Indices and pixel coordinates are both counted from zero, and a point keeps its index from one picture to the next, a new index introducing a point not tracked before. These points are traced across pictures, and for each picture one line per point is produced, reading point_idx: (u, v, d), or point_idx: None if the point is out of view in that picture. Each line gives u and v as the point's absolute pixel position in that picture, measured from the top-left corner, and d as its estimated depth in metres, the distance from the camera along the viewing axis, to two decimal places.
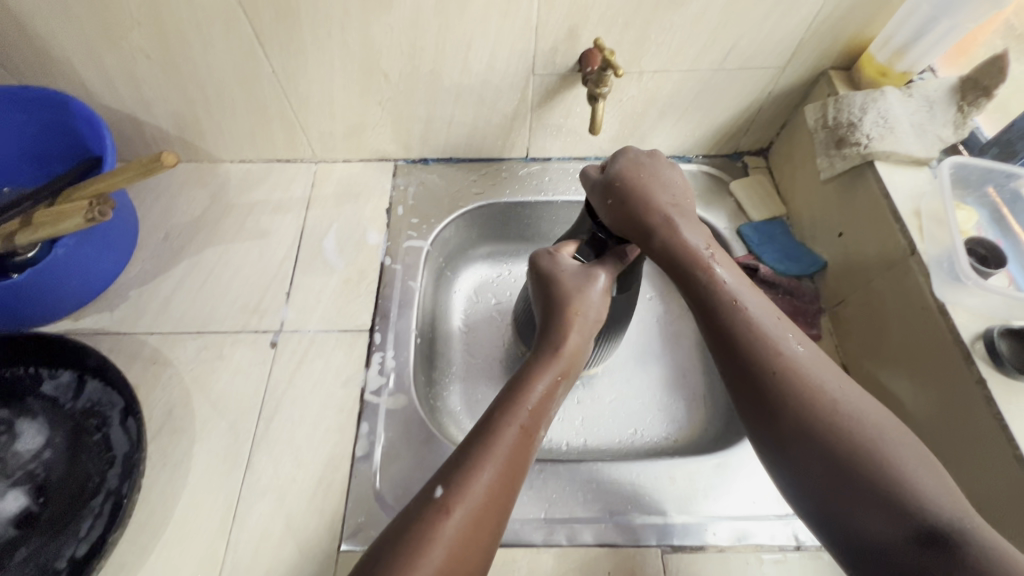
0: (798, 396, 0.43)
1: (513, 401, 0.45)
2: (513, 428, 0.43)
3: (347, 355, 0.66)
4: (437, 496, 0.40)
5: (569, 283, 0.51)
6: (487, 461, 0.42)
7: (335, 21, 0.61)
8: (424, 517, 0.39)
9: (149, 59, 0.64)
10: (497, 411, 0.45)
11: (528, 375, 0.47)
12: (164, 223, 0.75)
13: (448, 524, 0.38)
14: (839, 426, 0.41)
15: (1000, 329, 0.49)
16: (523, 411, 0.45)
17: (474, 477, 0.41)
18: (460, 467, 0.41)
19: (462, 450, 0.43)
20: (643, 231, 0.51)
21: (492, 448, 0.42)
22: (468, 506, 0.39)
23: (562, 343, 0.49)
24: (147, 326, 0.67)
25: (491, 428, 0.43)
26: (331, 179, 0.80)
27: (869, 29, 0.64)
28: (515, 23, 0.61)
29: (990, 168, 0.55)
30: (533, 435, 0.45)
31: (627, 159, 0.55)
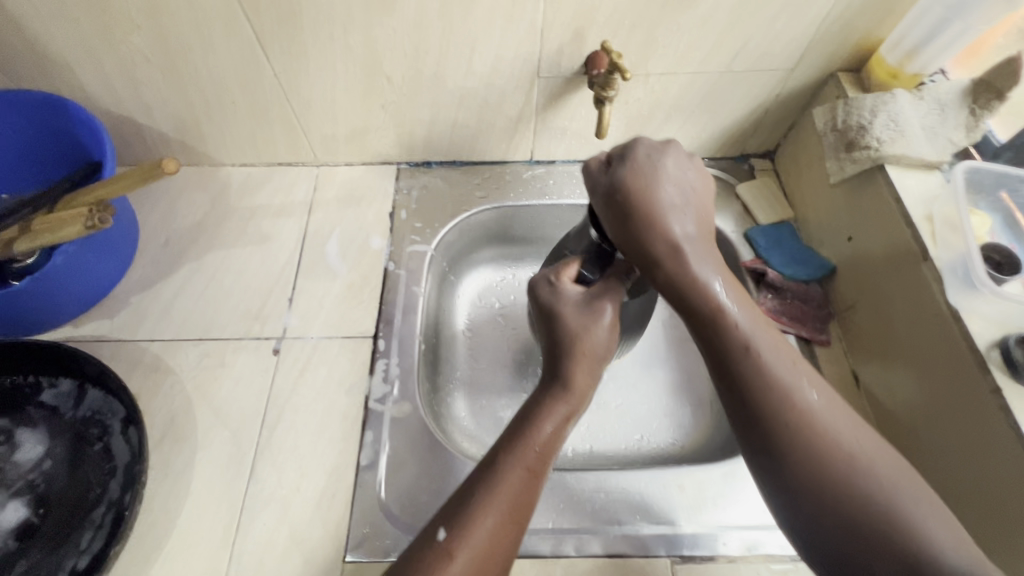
0: (809, 452, 0.42)
1: (517, 443, 0.45)
2: (517, 473, 0.43)
3: (350, 362, 0.65)
4: (439, 540, 0.40)
5: (574, 315, 0.50)
6: (489, 506, 0.41)
7: (338, 24, 0.60)
8: (426, 562, 0.39)
9: (149, 63, 0.63)
10: (500, 453, 0.44)
11: (535, 413, 0.47)
12: (164, 228, 0.74)
13: (449, 570, 0.38)
14: (850, 479, 0.41)
15: (1015, 337, 0.48)
16: (529, 454, 0.44)
17: (478, 523, 0.40)
18: (463, 510, 0.41)
19: (465, 492, 0.43)
20: (649, 258, 0.49)
21: (492, 494, 0.42)
22: (470, 555, 0.39)
23: (571, 382, 0.48)
24: (147, 333, 0.66)
25: (495, 472, 0.43)
26: (334, 183, 0.79)
27: (880, 30, 0.63)
28: (520, 25, 0.61)
29: (1004, 172, 0.54)
30: (538, 478, 0.44)
31: (637, 163, 0.50)
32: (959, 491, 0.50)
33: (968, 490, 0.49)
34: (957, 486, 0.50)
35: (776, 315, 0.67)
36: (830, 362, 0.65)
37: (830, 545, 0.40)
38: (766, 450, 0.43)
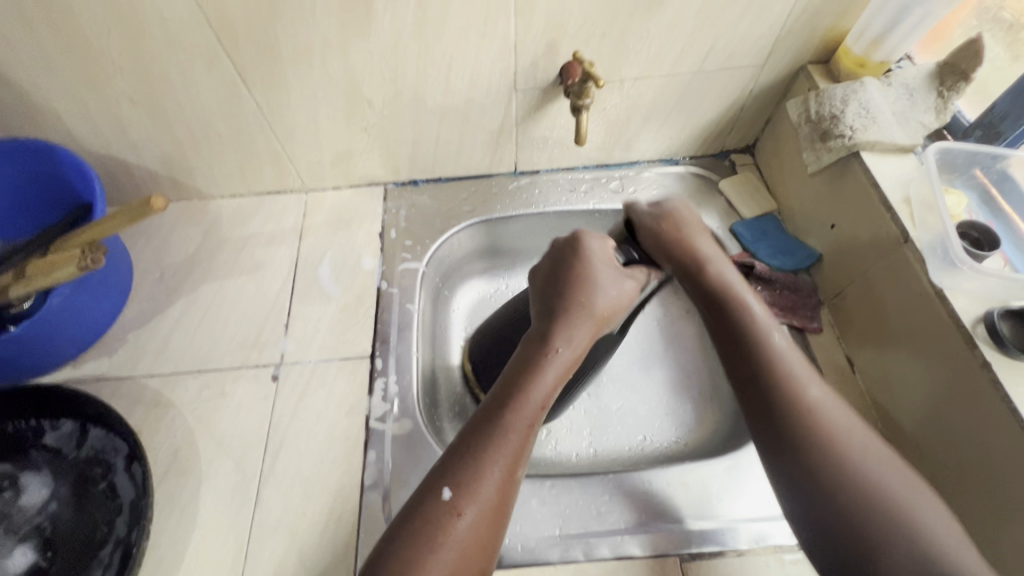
0: (814, 429, 0.46)
1: (518, 397, 0.46)
2: (522, 424, 0.45)
3: (349, 384, 0.65)
4: (446, 498, 0.42)
5: (586, 276, 0.54)
6: (494, 460, 0.43)
7: (317, 54, 0.61)
8: (434, 515, 0.41)
9: (135, 103, 0.64)
10: (502, 409, 0.45)
11: (533, 367, 0.48)
12: (158, 263, 0.75)
13: (454, 519, 0.41)
14: (829, 445, 0.45)
15: (999, 311, 0.48)
16: (531, 403, 0.46)
17: (484, 472, 0.43)
18: (468, 467, 0.43)
19: (466, 446, 0.44)
20: (691, 264, 0.58)
21: (498, 442, 0.44)
22: (475, 506, 0.41)
23: (569, 339, 0.50)
24: (146, 369, 0.66)
25: (499, 422, 0.45)
26: (323, 208, 0.80)
27: (844, 21, 0.64)
28: (493, 43, 0.62)
29: (974, 151, 0.54)
30: (534, 431, 0.46)
31: (681, 203, 0.64)
32: (963, 469, 0.50)
33: (968, 467, 0.49)
34: (955, 465, 0.51)
35: (768, 305, 0.67)
36: (824, 349, 0.66)
37: (825, 509, 0.43)
38: (771, 426, 0.48)
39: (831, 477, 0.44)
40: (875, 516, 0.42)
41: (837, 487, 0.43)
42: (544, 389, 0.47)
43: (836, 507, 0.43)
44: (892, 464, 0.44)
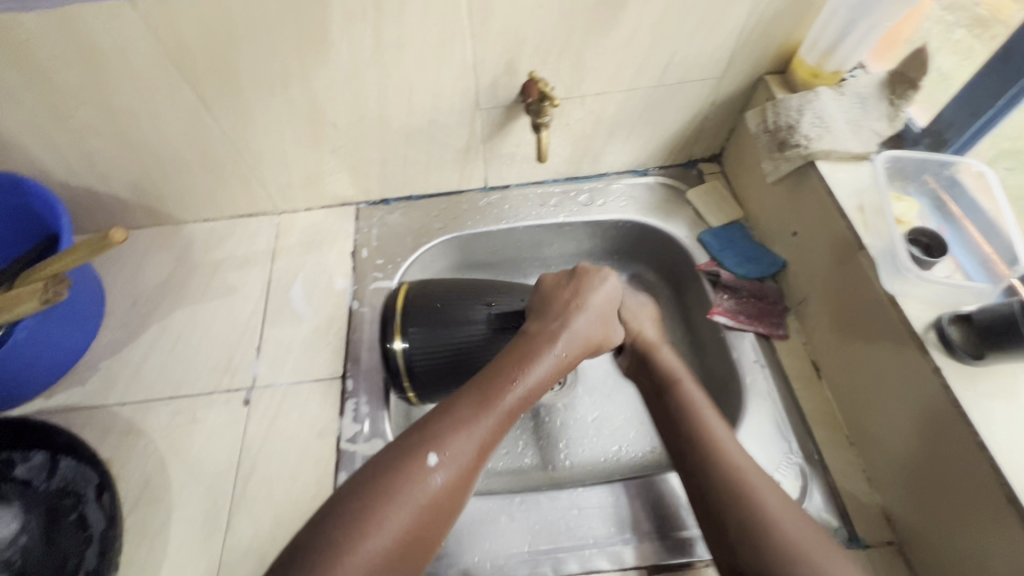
0: (732, 489, 0.47)
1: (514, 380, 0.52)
2: (511, 404, 0.51)
3: (320, 406, 0.65)
4: (432, 462, 0.45)
5: (595, 292, 0.61)
6: (475, 435, 0.47)
7: (277, 81, 0.62)
8: (411, 474, 0.44)
9: (100, 134, 0.65)
10: (496, 392, 0.51)
11: (532, 358, 0.54)
12: (130, 290, 0.75)
13: (426, 475, 0.44)
14: (728, 487, 0.47)
15: (948, 316, 0.50)
16: (521, 387, 0.52)
17: (469, 442, 0.47)
18: (451, 437, 0.46)
19: (456, 418, 0.48)
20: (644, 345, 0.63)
21: (486, 417, 0.49)
22: (451, 475, 0.45)
23: (569, 348, 0.57)
24: (118, 397, 0.67)
25: (491, 402, 0.50)
26: (295, 229, 0.81)
27: (796, 33, 0.66)
28: (451, 64, 0.63)
29: (922, 159, 0.56)
30: (511, 422, 0.51)
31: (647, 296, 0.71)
32: (922, 473, 0.51)
33: (926, 470, 0.51)
34: (912, 469, 0.52)
35: (734, 314, 0.68)
36: (791, 356, 0.66)
37: (749, 547, 0.43)
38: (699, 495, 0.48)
39: (731, 509, 0.45)
40: (766, 549, 0.43)
41: (732, 521, 0.45)
42: (537, 376, 0.53)
43: (753, 544, 0.43)
44: (794, 510, 0.45)
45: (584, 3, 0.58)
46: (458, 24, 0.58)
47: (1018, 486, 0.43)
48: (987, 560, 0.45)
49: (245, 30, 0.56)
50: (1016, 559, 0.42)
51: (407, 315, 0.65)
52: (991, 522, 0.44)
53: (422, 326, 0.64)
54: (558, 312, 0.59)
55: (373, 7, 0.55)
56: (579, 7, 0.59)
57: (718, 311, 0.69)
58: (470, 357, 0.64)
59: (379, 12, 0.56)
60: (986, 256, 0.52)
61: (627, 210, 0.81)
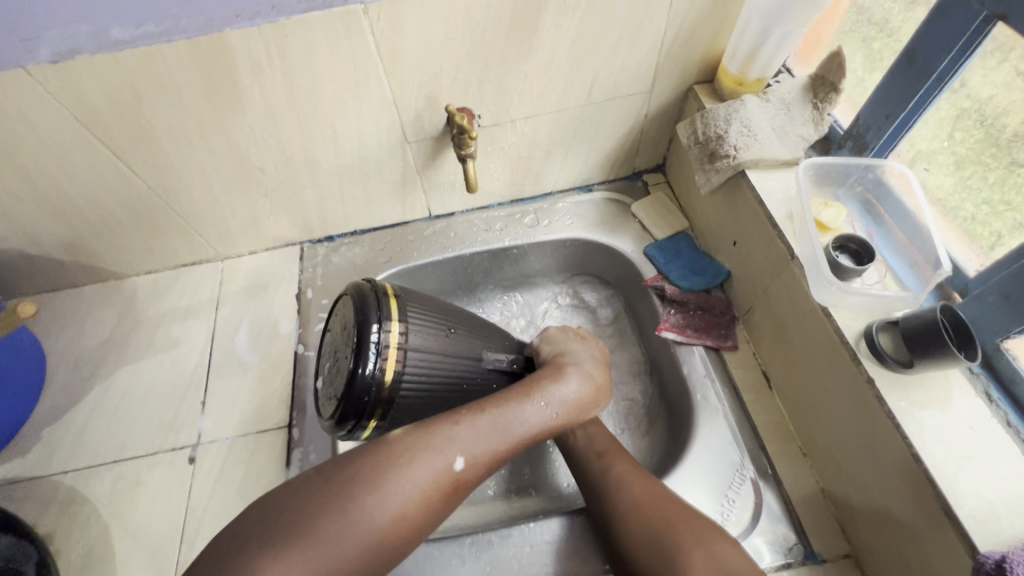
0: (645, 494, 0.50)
1: (547, 394, 0.51)
2: (533, 424, 0.50)
3: (267, 457, 0.64)
4: (456, 466, 0.45)
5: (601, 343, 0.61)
6: (499, 440, 0.47)
7: (193, 133, 0.60)
8: (434, 468, 0.44)
9: (19, 199, 0.63)
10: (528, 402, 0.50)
11: (559, 381, 0.53)
12: (71, 352, 0.73)
13: (440, 467, 0.44)
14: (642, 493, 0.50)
15: (877, 324, 0.49)
16: (547, 410, 0.51)
17: (487, 445, 0.47)
18: (477, 443, 0.46)
19: (487, 420, 0.48)
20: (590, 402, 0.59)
21: (511, 429, 0.48)
22: (461, 477, 0.45)
23: (590, 394, 0.54)
24: (60, 466, 0.65)
25: (521, 412, 0.49)
26: (239, 274, 0.79)
27: (717, 42, 0.65)
28: (371, 101, 0.62)
29: (847, 164, 0.57)
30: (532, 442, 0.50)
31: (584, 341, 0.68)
32: (869, 484, 0.50)
33: (870, 481, 0.50)
34: (858, 478, 0.52)
35: (682, 328, 0.67)
36: (740, 367, 0.66)
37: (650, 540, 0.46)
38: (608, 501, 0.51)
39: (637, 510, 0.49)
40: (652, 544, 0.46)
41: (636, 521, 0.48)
42: (557, 406, 0.52)
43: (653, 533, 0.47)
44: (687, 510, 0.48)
45: (495, 32, 0.58)
46: (370, 63, 0.57)
47: (952, 499, 0.42)
48: (930, 566, 0.45)
49: (150, 87, 0.54)
50: (952, 564, 0.42)
51: (408, 334, 0.54)
52: (927, 528, 0.44)
53: (423, 347, 0.55)
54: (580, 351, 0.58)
55: (277, 53, 0.54)
56: (490, 36, 0.58)
57: (666, 326, 0.68)
58: (451, 400, 0.56)
59: (285, 58, 0.55)
60: (914, 260, 0.53)
61: (573, 228, 0.80)
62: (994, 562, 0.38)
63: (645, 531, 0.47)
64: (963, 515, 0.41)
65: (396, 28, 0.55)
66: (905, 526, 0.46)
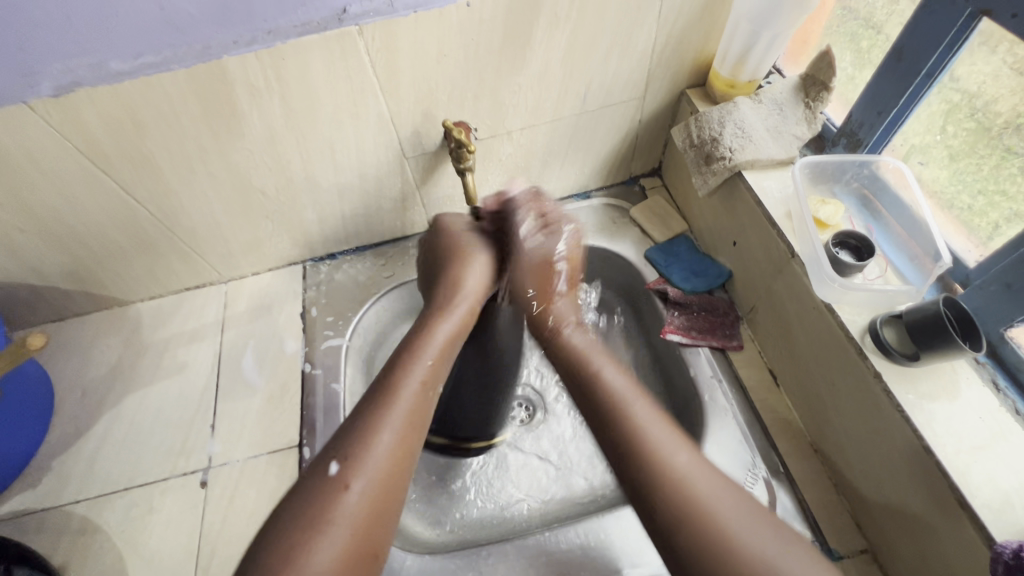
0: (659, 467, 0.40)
1: (409, 354, 0.47)
2: (419, 381, 0.45)
3: (279, 478, 0.64)
4: (333, 472, 0.39)
5: (474, 279, 0.54)
6: (387, 423, 0.42)
7: (194, 158, 0.61)
8: (318, 491, 0.38)
9: (23, 231, 0.63)
10: (388, 374, 0.45)
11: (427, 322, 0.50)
12: (79, 381, 0.74)
13: (347, 499, 0.38)
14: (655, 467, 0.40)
15: (881, 318, 0.50)
16: (428, 360, 0.47)
17: (372, 435, 0.41)
18: (358, 435, 0.41)
19: (361, 411, 0.42)
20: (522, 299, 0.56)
21: (390, 403, 0.43)
22: (356, 479, 0.39)
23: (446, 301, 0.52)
24: (72, 496, 0.65)
25: (394, 379, 0.44)
26: (243, 295, 0.80)
27: (707, 46, 0.66)
28: (369, 120, 0.62)
29: (841, 160, 0.58)
30: (427, 398, 0.45)
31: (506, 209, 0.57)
32: (882, 477, 0.50)
33: (882, 474, 0.50)
34: (871, 473, 0.51)
35: (686, 330, 0.68)
36: (746, 366, 0.66)
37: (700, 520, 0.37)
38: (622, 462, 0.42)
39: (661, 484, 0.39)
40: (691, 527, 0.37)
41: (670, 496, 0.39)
42: (443, 345, 0.49)
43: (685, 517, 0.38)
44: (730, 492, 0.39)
45: (488, 46, 0.58)
46: (366, 82, 0.58)
47: (966, 489, 0.42)
48: (948, 559, 0.45)
49: (150, 115, 0.55)
50: (972, 554, 0.42)
51: None
52: (944, 519, 0.44)
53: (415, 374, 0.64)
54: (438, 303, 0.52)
55: (274, 76, 0.55)
56: (484, 50, 0.59)
57: (670, 329, 0.68)
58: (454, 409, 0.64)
59: (283, 80, 0.56)
60: (914, 253, 0.53)
61: None
62: (1012, 552, 0.38)
63: (679, 514, 0.38)
64: (978, 505, 0.41)
65: (391, 47, 0.55)
66: (921, 516, 0.46)
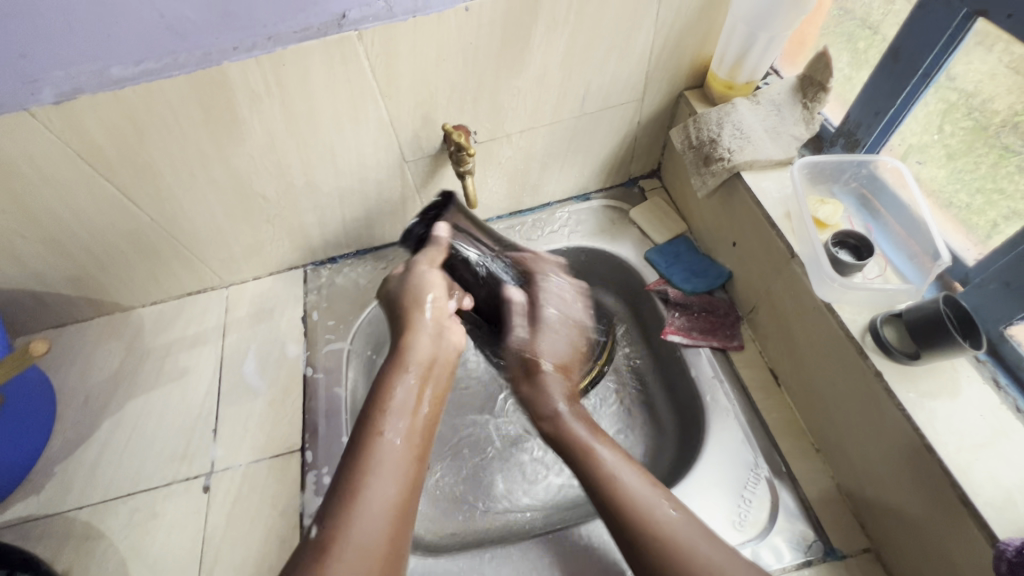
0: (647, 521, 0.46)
1: (376, 417, 0.48)
2: (393, 444, 0.47)
3: (281, 482, 0.64)
4: (314, 537, 0.42)
5: (426, 338, 0.55)
6: (366, 484, 0.44)
7: (195, 163, 0.61)
8: (306, 558, 0.40)
9: (25, 238, 0.63)
10: (358, 438, 0.47)
11: (389, 379, 0.51)
12: (81, 387, 0.74)
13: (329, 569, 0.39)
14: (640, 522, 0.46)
15: (881, 318, 0.50)
16: (396, 425, 0.48)
17: (350, 504, 0.43)
18: (338, 503, 0.43)
19: (338, 481, 0.45)
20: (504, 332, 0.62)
21: (366, 470, 0.45)
22: (341, 542, 0.41)
23: (413, 352, 0.54)
24: (75, 502, 0.65)
25: (363, 446, 0.46)
26: (244, 300, 0.80)
27: (705, 48, 0.67)
28: (369, 124, 0.63)
29: (839, 160, 0.58)
30: (400, 463, 0.46)
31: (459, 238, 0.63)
32: (885, 477, 0.50)
33: (884, 473, 0.50)
34: (874, 472, 0.52)
35: (686, 331, 0.68)
36: (747, 366, 0.66)
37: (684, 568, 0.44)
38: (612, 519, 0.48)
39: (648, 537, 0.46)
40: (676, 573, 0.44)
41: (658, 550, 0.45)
42: (411, 404, 0.50)
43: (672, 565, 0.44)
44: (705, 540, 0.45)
45: (487, 50, 0.59)
46: (366, 87, 0.58)
47: (968, 488, 0.42)
48: (951, 558, 0.45)
49: (152, 121, 0.55)
50: (976, 553, 0.42)
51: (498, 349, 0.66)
52: (948, 518, 0.44)
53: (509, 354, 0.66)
54: (393, 364, 0.53)
55: (275, 82, 0.55)
56: (483, 54, 0.59)
57: (671, 330, 0.68)
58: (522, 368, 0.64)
59: (283, 86, 0.56)
60: (913, 252, 0.54)
61: (573, 237, 0.81)
62: (1015, 550, 0.38)
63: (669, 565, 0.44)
64: (981, 504, 0.41)
65: (390, 51, 0.56)
66: (924, 516, 0.46)
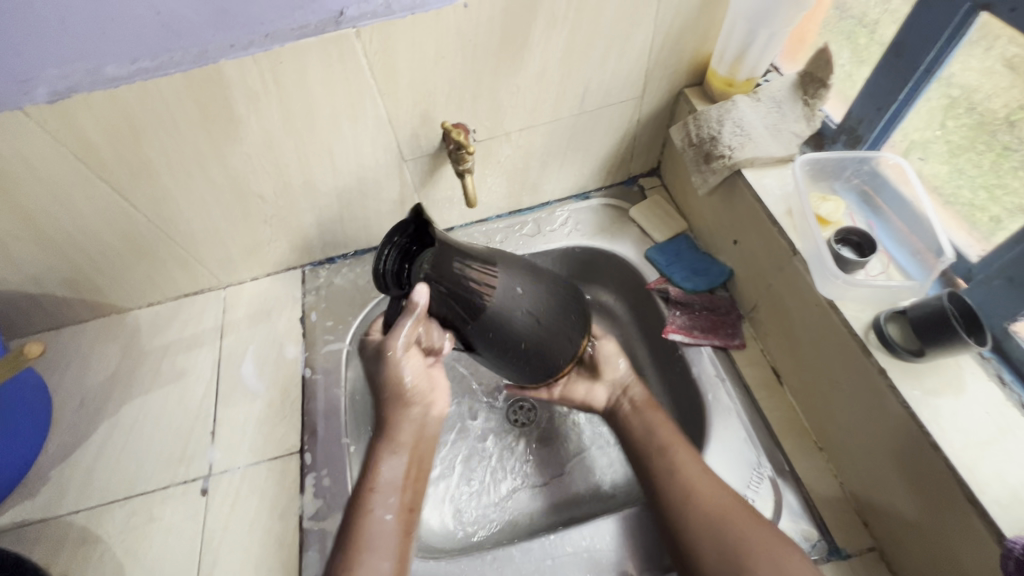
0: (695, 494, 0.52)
1: (362, 498, 0.52)
2: (385, 525, 0.51)
3: (280, 484, 0.64)
4: None
5: (414, 415, 0.57)
6: (359, 560, 0.48)
7: (192, 163, 0.61)
8: None
9: (19, 239, 0.62)
10: (352, 515, 0.51)
11: (374, 459, 0.54)
12: (77, 389, 0.73)
13: None
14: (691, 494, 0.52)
15: (885, 315, 0.50)
16: (385, 506, 0.52)
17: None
18: None
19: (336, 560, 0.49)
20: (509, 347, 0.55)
21: (361, 547, 0.49)
22: None
23: (397, 431, 0.55)
24: (71, 506, 0.64)
25: (353, 527, 0.50)
26: (242, 301, 0.79)
27: (704, 45, 0.66)
28: (367, 123, 0.62)
29: (840, 157, 0.58)
30: (394, 538, 0.51)
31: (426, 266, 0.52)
32: (888, 474, 0.50)
33: (889, 472, 0.50)
34: (877, 470, 0.51)
35: (687, 329, 0.67)
36: (748, 365, 0.66)
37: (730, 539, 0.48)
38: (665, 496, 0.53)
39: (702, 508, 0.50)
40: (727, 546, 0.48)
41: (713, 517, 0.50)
42: (397, 485, 0.54)
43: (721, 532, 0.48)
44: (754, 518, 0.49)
45: (487, 47, 0.58)
46: (364, 85, 0.58)
47: (974, 485, 0.42)
48: (955, 555, 0.44)
49: (147, 120, 0.54)
50: (981, 550, 0.42)
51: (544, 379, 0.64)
52: (954, 516, 0.44)
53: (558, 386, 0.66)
54: (383, 443, 0.55)
55: (272, 80, 0.55)
56: (482, 52, 0.59)
57: (672, 328, 0.68)
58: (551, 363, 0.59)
59: (280, 84, 0.55)
60: (916, 248, 0.53)
61: (573, 236, 0.80)
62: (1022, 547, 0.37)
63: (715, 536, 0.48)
64: (987, 501, 0.41)
65: (388, 49, 0.55)
66: (929, 514, 0.46)
